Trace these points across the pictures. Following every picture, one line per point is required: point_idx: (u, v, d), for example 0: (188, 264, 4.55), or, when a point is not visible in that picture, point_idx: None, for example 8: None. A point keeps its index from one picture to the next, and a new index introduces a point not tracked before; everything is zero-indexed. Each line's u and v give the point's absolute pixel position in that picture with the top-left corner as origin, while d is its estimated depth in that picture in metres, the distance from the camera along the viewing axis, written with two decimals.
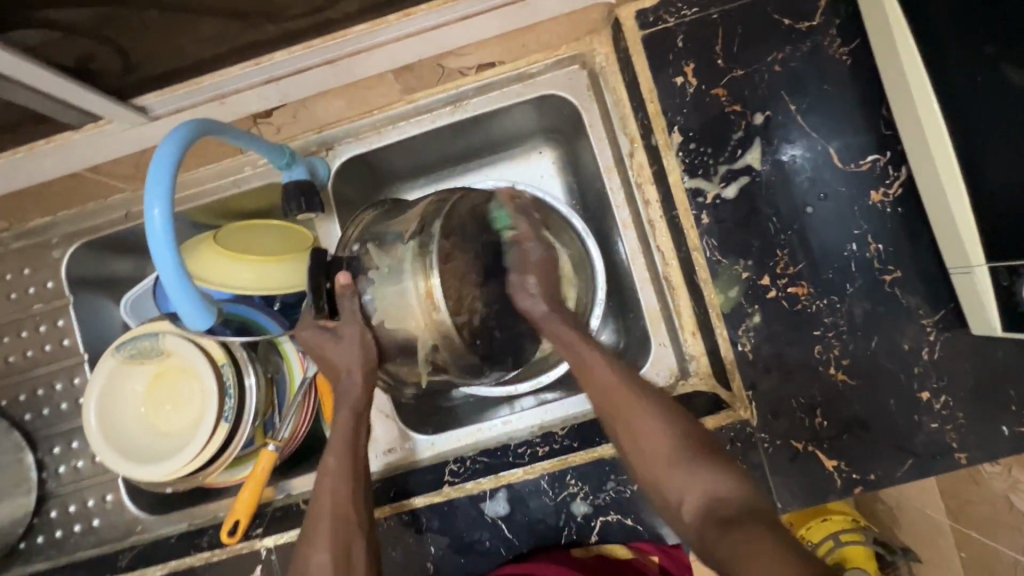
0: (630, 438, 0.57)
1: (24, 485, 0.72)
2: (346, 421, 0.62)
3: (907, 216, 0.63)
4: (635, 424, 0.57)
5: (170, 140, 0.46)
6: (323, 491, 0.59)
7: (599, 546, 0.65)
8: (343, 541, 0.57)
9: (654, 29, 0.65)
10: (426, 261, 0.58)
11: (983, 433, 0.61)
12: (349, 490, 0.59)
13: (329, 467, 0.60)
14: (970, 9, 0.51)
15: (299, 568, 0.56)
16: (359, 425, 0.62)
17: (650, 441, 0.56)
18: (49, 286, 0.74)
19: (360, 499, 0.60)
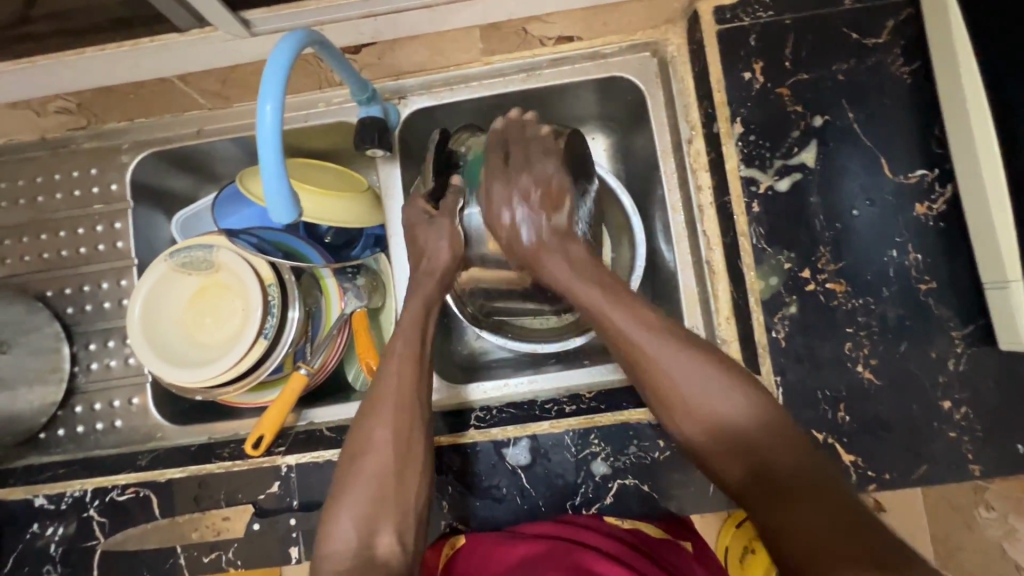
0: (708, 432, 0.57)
1: (57, 374, 0.73)
2: (416, 311, 0.66)
3: (947, 231, 0.66)
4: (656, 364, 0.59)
5: (290, 39, 0.49)
6: (388, 371, 0.63)
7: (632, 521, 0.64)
8: (403, 424, 0.60)
9: (730, 25, 0.68)
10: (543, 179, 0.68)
11: (999, 449, 0.63)
12: (415, 377, 0.63)
13: (396, 350, 0.64)
14: None
15: (359, 439, 0.59)
16: (426, 317, 0.67)
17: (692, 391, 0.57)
18: (113, 189, 0.76)
19: (425, 386, 0.63)
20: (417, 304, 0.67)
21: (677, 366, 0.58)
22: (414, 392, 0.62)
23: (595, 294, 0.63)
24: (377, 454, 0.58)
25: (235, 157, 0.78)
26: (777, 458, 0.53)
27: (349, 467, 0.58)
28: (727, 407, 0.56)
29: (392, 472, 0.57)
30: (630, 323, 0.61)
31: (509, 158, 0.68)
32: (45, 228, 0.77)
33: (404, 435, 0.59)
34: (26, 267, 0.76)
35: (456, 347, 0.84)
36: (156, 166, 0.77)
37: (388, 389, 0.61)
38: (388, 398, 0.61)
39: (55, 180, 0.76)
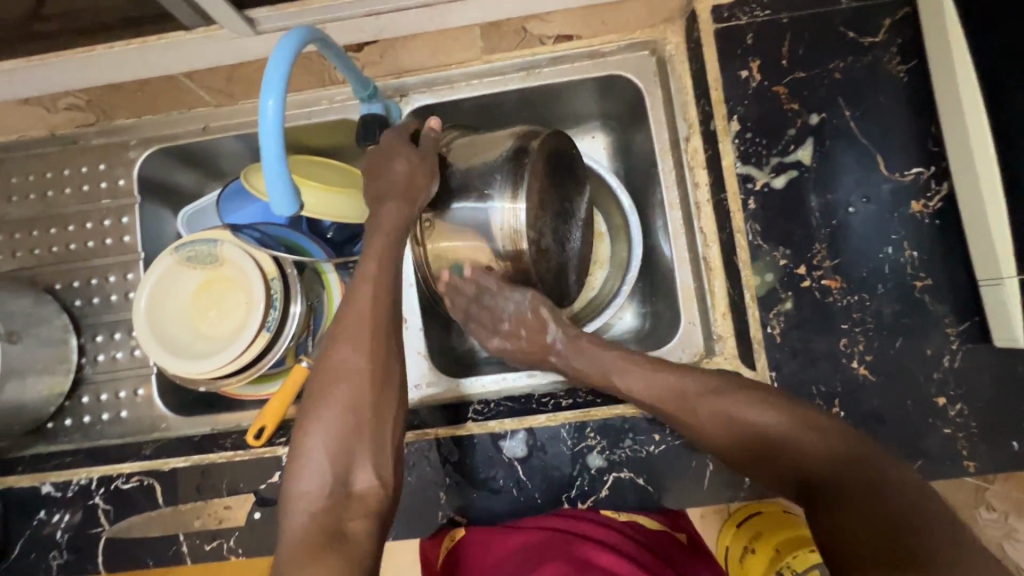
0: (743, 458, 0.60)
1: (66, 365, 0.74)
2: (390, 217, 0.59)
3: (943, 228, 0.66)
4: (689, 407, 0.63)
5: (292, 37, 0.50)
6: (360, 290, 0.59)
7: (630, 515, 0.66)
8: (377, 352, 0.57)
9: (728, 24, 0.69)
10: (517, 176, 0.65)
11: (994, 445, 0.63)
12: (388, 293, 0.59)
13: (369, 270, 0.59)
14: None
15: (328, 365, 0.57)
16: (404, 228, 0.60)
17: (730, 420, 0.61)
18: (120, 184, 0.78)
19: (398, 305, 0.60)
20: (396, 212, 0.60)
21: (703, 410, 0.62)
22: (387, 316, 0.59)
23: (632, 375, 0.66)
24: (346, 382, 0.56)
25: (240, 152, 0.79)
26: (823, 471, 0.55)
27: (318, 396, 0.56)
28: (764, 427, 0.59)
29: (366, 401, 0.56)
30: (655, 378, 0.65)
31: (482, 153, 0.66)
32: (54, 222, 0.78)
33: (376, 362, 0.57)
34: (36, 260, 0.78)
35: (455, 342, 0.85)
36: (163, 161, 0.78)
37: (361, 314, 0.58)
38: (361, 324, 0.58)
39: (65, 175, 0.78)
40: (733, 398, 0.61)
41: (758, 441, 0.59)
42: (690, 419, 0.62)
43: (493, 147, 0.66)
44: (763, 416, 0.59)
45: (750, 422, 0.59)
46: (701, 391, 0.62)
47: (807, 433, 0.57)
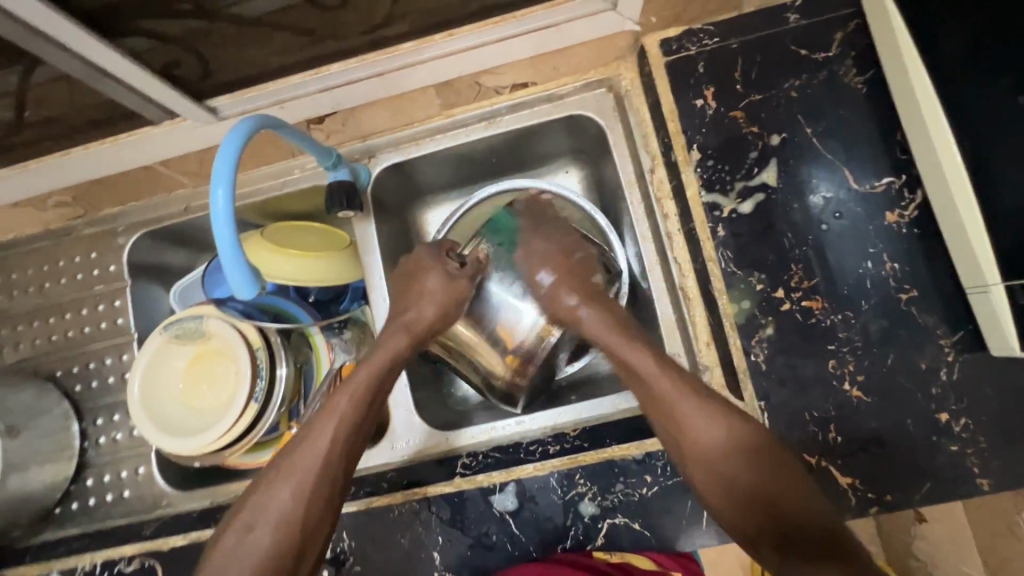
0: (708, 463, 0.58)
1: (68, 451, 0.76)
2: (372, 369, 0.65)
3: (922, 237, 0.64)
4: (676, 407, 0.59)
5: (238, 129, 0.51)
6: (315, 431, 0.61)
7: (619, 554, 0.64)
8: (315, 501, 0.58)
9: (678, 56, 0.70)
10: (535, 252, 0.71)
11: (1007, 459, 0.60)
12: (347, 446, 0.61)
13: (337, 410, 0.62)
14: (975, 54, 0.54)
15: (263, 496, 0.58)
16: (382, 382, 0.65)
17: (699, 434, 0.58)
18: (111, 269, 0.81)
19: (348, 462, 0.62)
20: (395, 344, 0.67)
21: (690, 412, 0.59)
22: (335, 467, 0.60)
23: (620, 352, 0.63)
24: (276, 522, 0.57)
25: None
26: (775, 492, 0.55)
27: (239, 536, 0.57)
28: (708, 437, 0.58)
29: (290, 549, 0.57)
30: (640, 362, 0.62)
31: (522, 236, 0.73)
32: (53, 311, 0.82)
33: (310, 509, 0.58)
34: (38, 350, 0.81)
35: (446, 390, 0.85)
36: (150, 244, 0.82)
37: (314, 458, 0.59)
38: (301, 470, 0.59)
39: (60, 266, 0.82)
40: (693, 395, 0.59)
41: (727, 468, 0.57)
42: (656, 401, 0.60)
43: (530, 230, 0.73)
44: (709, 411, 0.58)
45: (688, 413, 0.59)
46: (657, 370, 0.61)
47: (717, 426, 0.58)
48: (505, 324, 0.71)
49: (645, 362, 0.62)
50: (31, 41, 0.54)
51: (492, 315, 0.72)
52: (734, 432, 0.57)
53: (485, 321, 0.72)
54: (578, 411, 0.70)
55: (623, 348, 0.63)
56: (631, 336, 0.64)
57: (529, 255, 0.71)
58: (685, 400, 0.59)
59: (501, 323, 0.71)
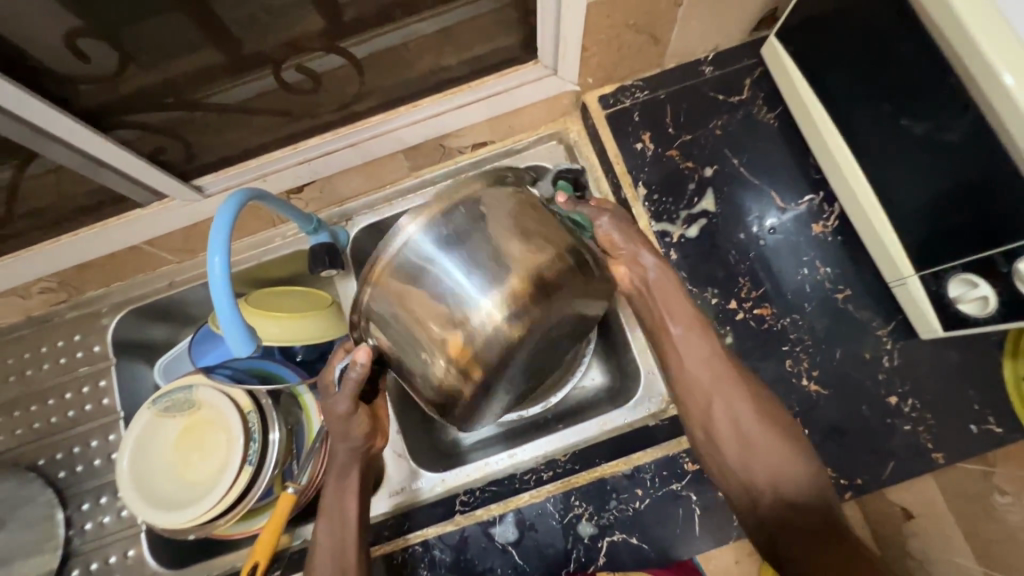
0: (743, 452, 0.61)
1: (52, 541, 0.75)
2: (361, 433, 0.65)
3: (846, 242, 0.73)
4: (719, 399, 0.64)
5: (230, 202, 0.56)
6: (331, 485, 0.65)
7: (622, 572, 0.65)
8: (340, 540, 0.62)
9: (615, 108, 0.80)
10: (479, 268, 0.52)
11: (954, 432, 0.66)
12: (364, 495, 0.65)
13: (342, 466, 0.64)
14: (858, 86, 0.63)
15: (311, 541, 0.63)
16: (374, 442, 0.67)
17: (741, 426, 0.62)
18: (96, 350, 0.83)
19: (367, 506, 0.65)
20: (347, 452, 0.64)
21: (733, 405, 0.63)
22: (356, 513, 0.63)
23: (710, 397, 0.64)
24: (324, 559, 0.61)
25: (207, 299, 0.86)
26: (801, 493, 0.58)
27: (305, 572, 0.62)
28: (792, 475, 0.59)
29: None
30: (701, 355, 0.65)
31: (456, 243, 0.51)
32: (35, 399, 0.82)
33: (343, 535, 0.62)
34: (19, 440, 0.81)
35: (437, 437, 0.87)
36: (136, 321, 0.84)
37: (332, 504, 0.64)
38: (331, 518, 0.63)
39: (43, 352, 0.83)
40: (785, 442, 0.60)
41: (767, 465, 0.60)
42: (703, 390, 0.64)
43: (465, 236, 0.51)
44: (792, 459, 0.60)
45: (775, 453, 0.60)
46: (749, 407, 0.62)
47: (801, 467, 0.59)
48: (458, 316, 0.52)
49: (739, 397, 0.63)
50: (35, 141, 0.59)
51: (433, 337, 0.53)
52: (778, 427, 0.61)
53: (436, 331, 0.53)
54: (566, 438, 0.74)
55: (717, 390, 0.64)
56: (693, 315, 0.66)
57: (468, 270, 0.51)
58: (738, 394, 0.63)
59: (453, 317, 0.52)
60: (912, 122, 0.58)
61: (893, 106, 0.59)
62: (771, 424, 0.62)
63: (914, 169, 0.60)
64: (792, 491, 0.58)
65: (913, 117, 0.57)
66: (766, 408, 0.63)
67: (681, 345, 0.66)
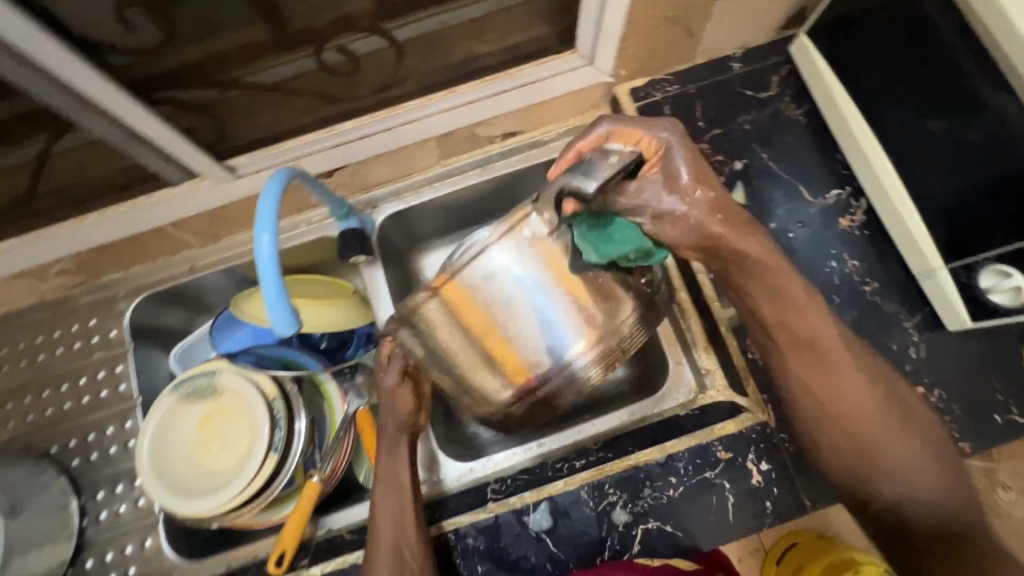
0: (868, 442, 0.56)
1: (67, 529, 0.72)
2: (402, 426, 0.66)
3: (873, 236, 0.74)
4: (845, 387, 0.55)
5: (275, 180, 0.55)
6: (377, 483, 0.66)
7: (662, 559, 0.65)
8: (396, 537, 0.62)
9: (646, 102, 0.81)
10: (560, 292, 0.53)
11: (979, 422, 0.68)
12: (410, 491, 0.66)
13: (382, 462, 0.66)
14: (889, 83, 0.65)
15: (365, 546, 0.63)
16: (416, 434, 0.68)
17: (868, 417, 0.55)
18: (113, 335, 0.81)
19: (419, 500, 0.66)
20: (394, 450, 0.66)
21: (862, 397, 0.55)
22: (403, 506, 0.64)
23: (838, 389, 0.55)
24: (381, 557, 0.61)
25: (228, 285, 0.85)
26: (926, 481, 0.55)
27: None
28: (938, 498, 0.55)
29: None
30: (822, 336, 0.55)
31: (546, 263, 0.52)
32: (47, 384, 0.79)
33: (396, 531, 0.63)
34: (31, 427, 0.78)
35: None
36: (154, 307, 0.82)
37: (380, 502, 0.64)
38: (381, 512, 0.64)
39: (57, 336, 0.81)
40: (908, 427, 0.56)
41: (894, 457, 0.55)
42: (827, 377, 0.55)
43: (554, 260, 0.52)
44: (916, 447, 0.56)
45: (924, 475, 0.54)
46: (893, 426, 0.55)
47: (947, 485, 0.55)
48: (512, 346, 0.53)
49: (885, 414, 0.55)
50: (77, 110, 0.58)
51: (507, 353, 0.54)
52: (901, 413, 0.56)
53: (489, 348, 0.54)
54: (597, 427, 0.76)
55: (841, 376, 0.55)
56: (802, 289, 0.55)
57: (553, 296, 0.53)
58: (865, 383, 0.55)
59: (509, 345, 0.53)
60: (934, 120, 0.61)
61: (915, 105, 0.63)
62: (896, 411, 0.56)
63: (945, 163, 0.62)
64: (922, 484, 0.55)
65: (933, 116, 0.61)
66: (913, 424, 0.56)
67: (821, 362, 0.55)
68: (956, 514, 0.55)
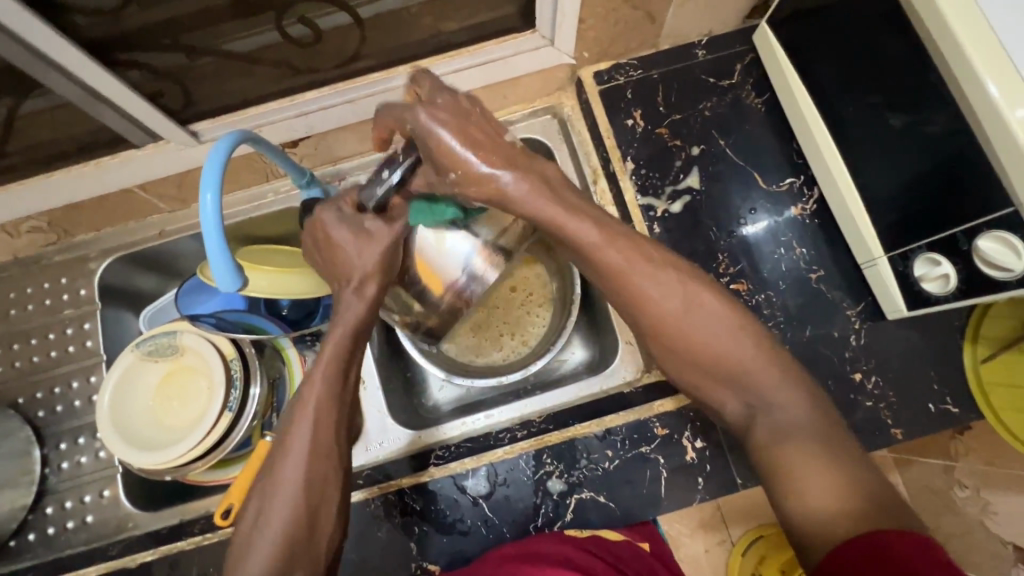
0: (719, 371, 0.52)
1: (27, 477, 0.76)
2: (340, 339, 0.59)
3: (823, 225, 0.75)
4: (677, 315, 0.54)
5: (225, 142, 0.57)
6: (305, 401, 0.56)
7: (594, 530, 0.66)
8: (318, 467, 0.54)
9: (609, 85, 0.82)
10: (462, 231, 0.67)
11: (913, 410, 0.69)
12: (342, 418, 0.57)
13: (317, 383, 0.57)
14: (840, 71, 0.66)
15: (270, 475, 0.54)
16: (353, 349, 0.60)
17: (714, 343, 0.53)
18: (82, 294, 0.83)
19: (344, 431, 0.57)
20: (326, 372, 0.57)
21: (694, 323, 0.53)
22: (332, 437, 0.55)
23: (677, 318, 0.54)
24: (283, 511, 0.51)
25: (196, 251, 0.87)
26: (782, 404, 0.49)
27: (261, 510, 0.52)
28: (792, 411, 0.49)
29: (307, 513, 0.52)
30: (649, 273, 0.54)
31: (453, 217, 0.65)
32: (17, 338, 0.82)
33: (321, 460, 0.54)
34: None
35: (417, 398, 0.89)
36: (123, 268, 0.85)
37: (303, 429, 0.54)
38: (307, 435, 0.54)
39: (29, 292, 0.83)
40: (757, 349, 0.52)
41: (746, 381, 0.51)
42: (660, 315, 0.54)
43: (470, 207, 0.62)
44: (774, 370, 0.51)
45: (780, 398, 0.50)
46: (725, 330, 0.53)
47: (797, 398, 0.50)
48: (462, 272, 0.68)
49: (710, 318, 0.53)
50: (34, 67, 0.59)
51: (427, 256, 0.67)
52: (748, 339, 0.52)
53: (443, 285, 0.69)
54: (543, 402, 0.77)
55: (675, 308, 0.54)
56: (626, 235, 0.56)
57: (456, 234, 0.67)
58: (698, 310, 0.54)
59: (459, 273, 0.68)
60: (893, 112, 0.60)
61: (866, 91, 0.63)
62: (742, 335, 0.52)
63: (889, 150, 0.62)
64: (779, 410, 0.49)
65: (894, 109, 0.59)
66: (752, 332, 0.53)
67: (655, 277, 0.54)
68: (828, 440, 0.47)
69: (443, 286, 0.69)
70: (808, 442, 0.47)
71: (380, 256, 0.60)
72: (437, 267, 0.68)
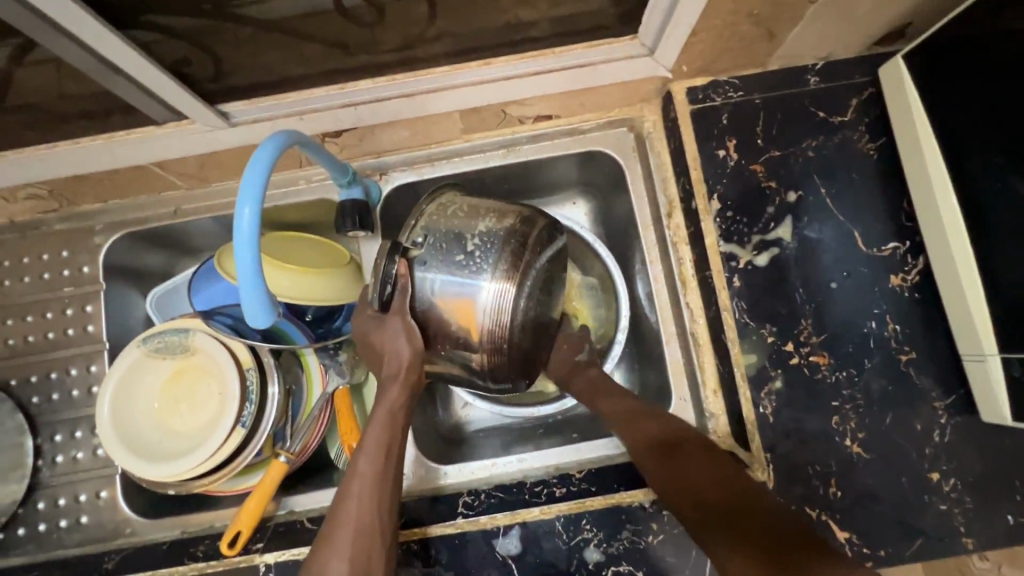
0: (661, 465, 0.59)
1: (19, 471, 0.70)
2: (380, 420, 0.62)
3: (923, 301, 0.67)
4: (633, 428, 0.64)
5: (271, 144, 0.48)
6: (350, 486, 0.58)
7: None
8: (362, 552, 0.54)
9: (703, 105, 0.71)
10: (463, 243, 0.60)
11: (991, 520, 0.63)
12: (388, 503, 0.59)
13: (361, 469, 0.59)
14: (986, 136, 0.56)
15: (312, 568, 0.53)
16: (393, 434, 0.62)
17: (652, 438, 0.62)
18: (84, 271, 0.74)
19: (387, 518, 0.58)
20: (369, 457, 0.59)
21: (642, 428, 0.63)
22: (376, 519, 0.57)
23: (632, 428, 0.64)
24: None
25: (215, 236, 0.78)
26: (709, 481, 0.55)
27: None
28: (703, 475, 0.56)
29: None
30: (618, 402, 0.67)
31: (439, 224, 0.60)
32: (11, 313, 0.74)
33: (364, 545, 0.55)
34: None
35: (443, 420, 0.83)
36: (132, 247, 0.76)
37: (350, 512, 0.56)
38: (352, 518, 0.56)
39: (25, 263, 0.75)
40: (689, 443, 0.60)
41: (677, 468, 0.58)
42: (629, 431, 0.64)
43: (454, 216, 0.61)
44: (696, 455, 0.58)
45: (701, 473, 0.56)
46: (659, 432, 0.62)
47: (710, 465, 0.57)
48: (486, 298, 0.58)
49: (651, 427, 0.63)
50: (44, 33, 0.49)
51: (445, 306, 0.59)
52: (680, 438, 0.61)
53: (479, 323, 0.59)
54: (580, 451, 0.72)
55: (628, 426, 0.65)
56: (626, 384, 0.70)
57: (451, 243, 0.60)
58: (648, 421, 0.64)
59: (484, 306, 0.59)
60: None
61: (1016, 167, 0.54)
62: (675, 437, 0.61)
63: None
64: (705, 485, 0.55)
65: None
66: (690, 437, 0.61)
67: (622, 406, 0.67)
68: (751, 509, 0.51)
69: (476, 324, 0.59)
70: (727, 508, 0.52)
71: (405, 341, 0.60)
72: (459, 308, 0.59)
